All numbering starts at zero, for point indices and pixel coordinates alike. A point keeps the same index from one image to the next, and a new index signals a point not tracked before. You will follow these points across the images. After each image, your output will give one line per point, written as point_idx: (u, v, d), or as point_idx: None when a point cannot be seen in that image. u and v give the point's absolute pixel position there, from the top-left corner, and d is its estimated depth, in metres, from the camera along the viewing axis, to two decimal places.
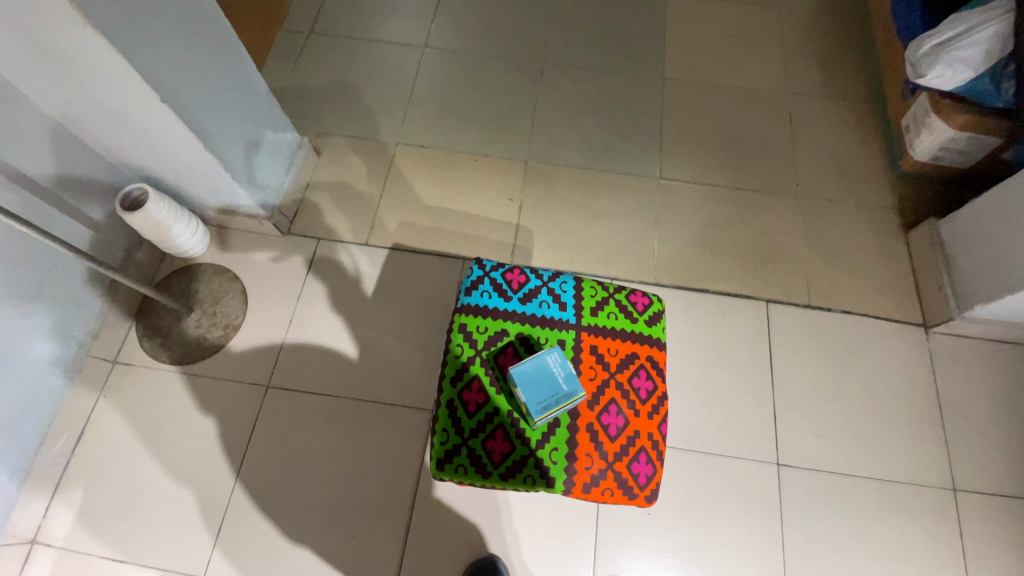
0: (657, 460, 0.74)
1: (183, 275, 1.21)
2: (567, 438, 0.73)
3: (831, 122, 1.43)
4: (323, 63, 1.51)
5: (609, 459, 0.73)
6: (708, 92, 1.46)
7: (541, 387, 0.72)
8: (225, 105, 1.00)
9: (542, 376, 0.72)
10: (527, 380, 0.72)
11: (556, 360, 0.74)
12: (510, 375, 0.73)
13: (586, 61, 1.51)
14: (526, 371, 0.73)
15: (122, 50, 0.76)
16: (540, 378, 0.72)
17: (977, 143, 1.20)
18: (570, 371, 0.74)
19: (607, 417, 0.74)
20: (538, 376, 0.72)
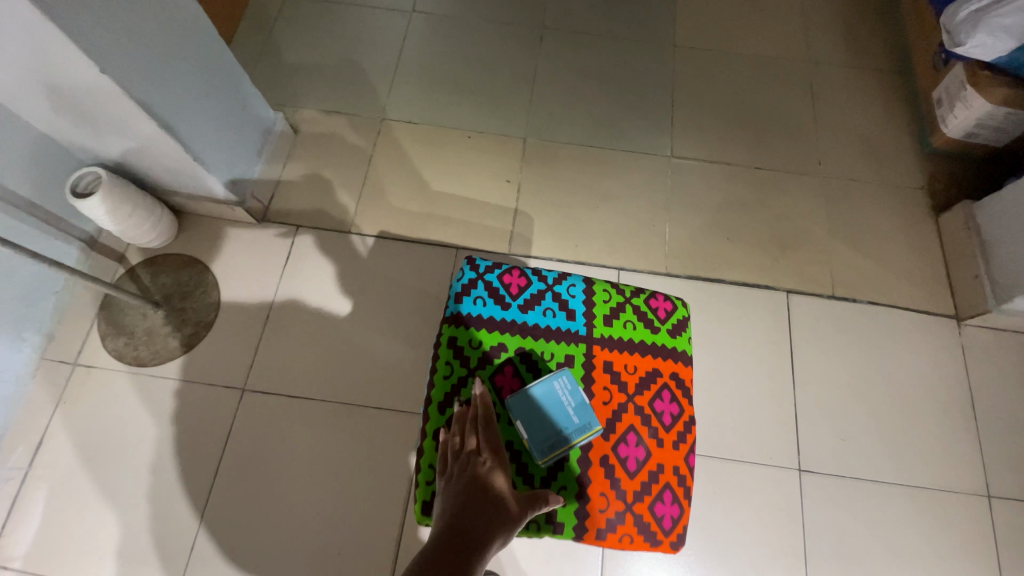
0: (683, 499, 0.65)
1: (148, 267, 1.11)
2: (578, 476, 0.65)
3: (855, 94, 1.31)
4: (299, 30, 1.37)
5: (628, 500, 0.65)
6: (722, 61, 1.34)
7: (549, 420, 0.64)
8: (183, 80, 0.88)
9: (550, 408, 0.65)
10: (531, 410, 0.65)
11: (564, 385, 0.66)
12: (512, 405, 0.65)
13: (590, 26, 1.38)
14: (530, 400, 0.65)
15: (53, 14, 0.65)
16: (547, 409, 0.65)
17: (1014, 119, 1.10)
18: (581, 400, 0.66)
19: (625, 449, 0.66)
20: (544, 406, 0.65)
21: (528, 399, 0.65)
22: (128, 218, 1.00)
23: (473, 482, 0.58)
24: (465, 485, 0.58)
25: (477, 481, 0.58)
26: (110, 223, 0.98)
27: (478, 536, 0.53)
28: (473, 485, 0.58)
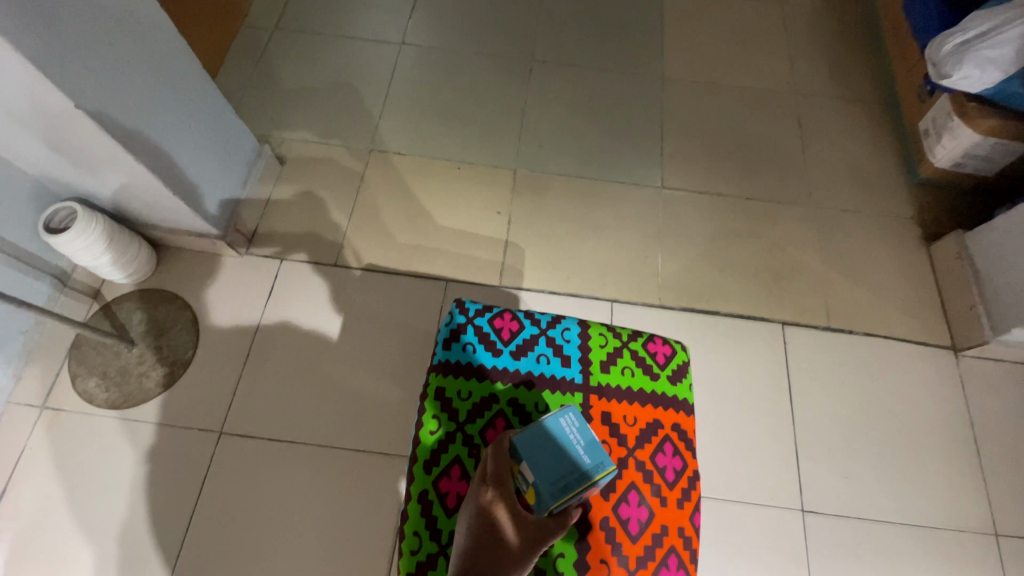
0: (690, 563, 0.61)
1: (125, 304, 1.06)
2: (576, 540, 0.61)
3: (841, 124, 1.33)
4: (287, 62, 1.37)
5: (631, 567, 0.61)
6: (710, 93, 1.35)
7: (559, 463, 0.58)
8: (165, 113, 0.85)
9: (557, 449, 0.58)
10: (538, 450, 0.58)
11: (571, 421, 0.60)
12: (514, 445, 0.58)
13: (579, 58, 1.39)
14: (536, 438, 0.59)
15: (24, 45, 0.62)
16: (554, 449, 0.58)
17: (1002, 149, 1.11)
18: (590, 437, 0.60)
19: (626, 509, 0.62)
20: (552, 446, 0.58)
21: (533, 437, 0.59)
22: (105, 245, 0.96)
23: (488, 516, 0.56)
24: (479, 516, 0.56)
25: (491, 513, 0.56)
26: (86, 254, 0.94)
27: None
28: (484, 517, 0.56)
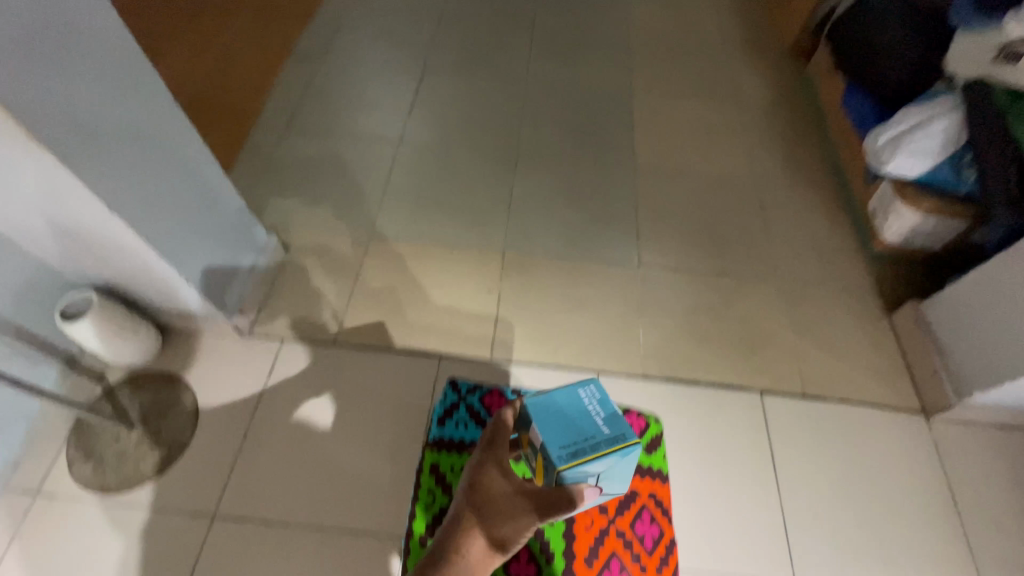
0: None
1: (128, 387, 1.09)
2: None
3: (799, 206, 1.47)
4: (295, 158, 1.50)
5: None
6: (678, 180, 1.50)
7: (578, 427, 0.69)
8: (181, 209, 0.96)
9: (577, 417, 0.70)
10: (555, 413, 0.71)
11: (590, 393, 0.73)
12: (541, 410, 0.71)
13: (560, 151, 1.54)
14: (556, 403, 0.72)
15: (64, 156, 0.72)
16: (574, 413, 0.71)
17: (943, 227, 1.24)
18: (608, 411, 0.71)
19: None
20: (572, 410, 0.71)
21: (555, 400, 0.72)
22: (106, 311, 1.00)
23: (488, 484, 0.71)
24: (479, 485, 0.71)
25: (490, 481, 0.71)
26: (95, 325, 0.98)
27: (492, 534, 0.68)
28: (484, 488, 0.71)
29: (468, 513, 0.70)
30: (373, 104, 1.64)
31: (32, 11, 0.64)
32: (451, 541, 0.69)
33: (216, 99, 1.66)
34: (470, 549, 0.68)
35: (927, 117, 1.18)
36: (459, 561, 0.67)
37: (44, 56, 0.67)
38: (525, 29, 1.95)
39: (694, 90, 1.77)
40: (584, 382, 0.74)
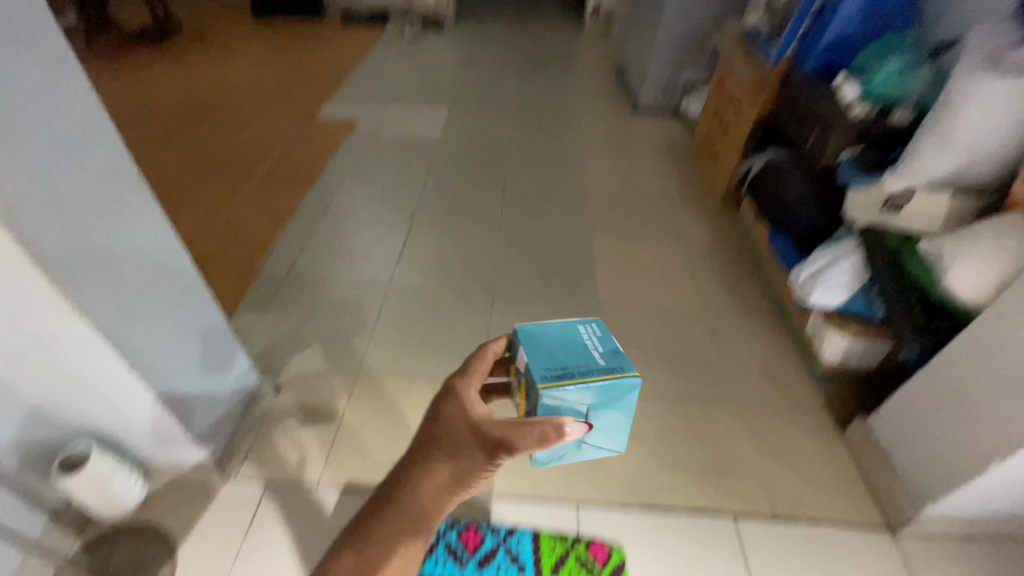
0: None
1: (111, 540, 1.12)
2: None
3: (747, 332, 1.65)
4: (291, 304, 1.65)
5: None
6: (638, 312, 1.68)
7: (576, 355, 0.76)
8: (190, 364, 1.09)
9: (575, 348, 0.77)
10: (552, 340, 0.78)
11: (592, 331, 0.81)
12: (540, 337, 0.78)
13: (531, 290, 1.74)
14: (559, 332, 0.80)
15: (99, 322, 0.87)
16: (572, 342, 0.79)
17: (873, 348, 1.41)
18: (609, 349, 0.78)
19: None
20: (572, 340, 0.79)
21: (554, 328, 0.81)
22: (101, 446, 1.05)
23: (453, 417, 0.72)
24: (443, 418, 0.73)
25: (456, 412, 0.72)
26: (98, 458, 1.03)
27: (457, 466, 0.70)
28: (450, 415, 0.72)
29: (432, 444, 0.71)
30: (366, 254, 1.86)
31: (100, 220, 0.82)
32: (411, 474, 0.71)
33: (224, 257, 1.86)
34: (432, 480, 0.70)
35: (835, 257, 1.42)
36: (419, 494, 0.69)
37: (103, 251, 0.84)
38: (500, 188, 2.29)
39: (646, 237, 2.06)
40: (587, 320, 0.83)
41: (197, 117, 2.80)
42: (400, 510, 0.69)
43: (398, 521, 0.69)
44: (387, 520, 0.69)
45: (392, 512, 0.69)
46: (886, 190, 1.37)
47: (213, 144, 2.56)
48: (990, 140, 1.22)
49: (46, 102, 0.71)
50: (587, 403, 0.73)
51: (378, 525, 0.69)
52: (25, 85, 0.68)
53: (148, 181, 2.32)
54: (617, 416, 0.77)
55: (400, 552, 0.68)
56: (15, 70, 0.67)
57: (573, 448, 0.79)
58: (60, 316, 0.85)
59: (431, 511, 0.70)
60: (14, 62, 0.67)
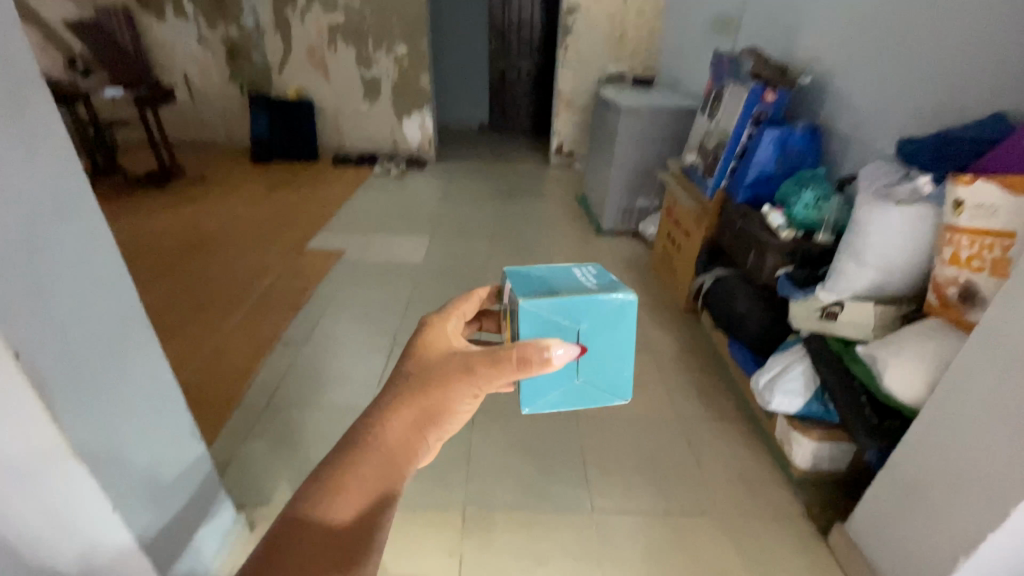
0: None
1: None
2: None
3: (722, 439, 1.70)
4: (272, 433, 1.67)
5: None
6: (616, 424, 1.74)
7: (566, 284, 0.85)
8: (165, 495, 1.05)
9: (569, 280, 0.87)
10: (541, 277, 0.87)
11: (589, 273, 0.90)
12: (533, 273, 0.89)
13: (511, 406, 1.80)
14: (549, 272, 0.90)
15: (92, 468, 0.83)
16: (562, 278, 0.88)
17: (839, 449, 1.47)
18: (604, 281, 0.87)
19: None
20: (562, 277, 0.88)
21: (544, 269, 0.91)
22: None
23: (426, 355, 0.70)
24: (416, 358, 0.70)
25: (430, 350, 0.71)
26: None
27: (431, 399, 0.66)
28: (426, 348, 0.71)
29: (404, 382, 0.67)
30: (348, 378, 1.92)
31: (97, 350, 0.85)
32: (378, 413, 0.65)
33: (205, 385, 1.90)
34: (403, 416, 0.65)
35: (787, 364, 1.56)
36: (387, 432, 0.64)
37: (96, 383, 0.85)
38: None
39: None
40: (575, 264, 0.93)
41: (192, 251, 2.98)
42: (364, 451, 0.62)
43: (357, 465, 0.61)
44: (347, 461, 0.61)
45: (354, 453, 0.62)
46: (819, 303, 1.54)
47: (205, 275, 2.71)
48: (897, 257, 1.39)
49: (67, 245, 0.78)
50: (574, 323, 0.80)
51: (334, 468, 0.60)
52: (48, 240, 0.75)
53: (152, 309, 2.41)
54: (605, 339, 0.83)
55: (357, 497, 0.59)
56: (50, 222, 0.75)
57: (564, 380, 0.85)
58: (60, 466, 0.79)
59: (404, 450, 0.64)
60: (52, 217, 0.75)
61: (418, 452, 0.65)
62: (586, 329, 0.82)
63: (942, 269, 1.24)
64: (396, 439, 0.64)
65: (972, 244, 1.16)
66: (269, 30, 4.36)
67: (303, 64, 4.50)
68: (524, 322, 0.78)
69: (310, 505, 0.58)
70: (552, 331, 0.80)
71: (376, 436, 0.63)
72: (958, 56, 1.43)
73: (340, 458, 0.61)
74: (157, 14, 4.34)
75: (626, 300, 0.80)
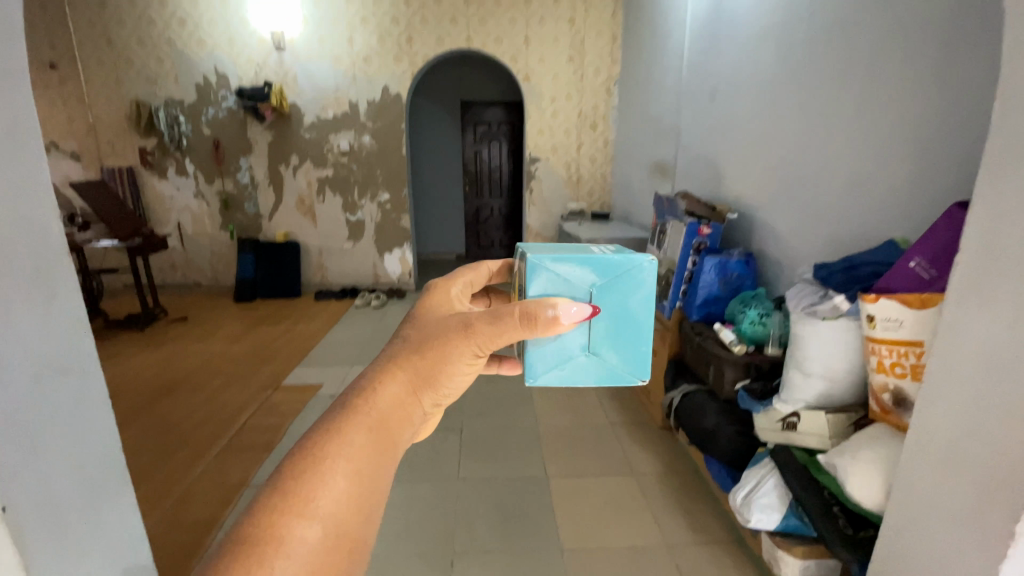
0: None
1: None
2: None
3: (709, 563, 1.69)
4: None
5: None
6: (602, 556, 1.72)
7: (579, 251, 0.90)
8: None
9: (583, 250, 0.91)
10: (553, 248, 0.94)
11: (602, 249, 0.95)
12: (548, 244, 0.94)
13: (493, 545, 1.78)
14: (561, 247, 0.96)
15: None
16: (575, 249, 0.94)
17: (824, 565, 1.46)
18: (615, 251, 0.91)
19: None
20: (577, 249, 0.94)
21: (557, 246, 0.97)
22: None
23: (425, 323, 0.74)
24: (415, 327, 0.74)
25: (429, 319, 0.75)
26: None
27: (430, 360, 0.69)
28: (426, 313, 0.76)
29: (404, 347, 0.71)
30: None
31: (81, 503, 0.85)
32: (377, 376, 0.67)
33: (167, 543, 1.80)
34: (403, 377, 0.68)
35: (759, 479, 1.59)
36: (387, 391, 0.66)
37: (77, 538, 0.84)
38: (456, 438, 2.45)
39: (598, 472, 2.18)
40: (588, 242, 1.00)
41: (166, 392, 2.96)
42: (364, 407, 0.63)
43: (358, 419, 0.61)
44: (347, 414, 0.61)
45: (354, 407, 0.62)
46: (778, 414, 1.63)
47: (176, 418, 2.66)
48: (838, 366, 1.52)
49: (68, 399, 0.83)
50: (586, 282, 0.85)
51: (334, 422, 0.60)
52: (52, 396, 0.80)
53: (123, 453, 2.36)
54: (618, 304, 0.86)
55: (358, 446, 0.59)
56: (58, 381, 0.81)
57: (575, 347, 0.87)
58: None
59: (401, 407, 0.66)
60: (62, 375, 0.82)
61: (417, 411, 0.69)
62: (599, 292, 0.85)
63: (874, 376, 1.36)
64: (395, 401, 0.66)
65: (891, 353, 1.29)
66: (262, 184, 4.82)
67: (292, 211, 4.90)
68: (534, 279, 0.83)
69: (308, 454, 0.56)
70: (564, 292, 0.84)
71: (377, 394, 0.65)
72: (845, 204, 1.74)
73: (340, 413, 0.61)
74: (160, 173, 4.78)
75: (639, 262, 0.85)
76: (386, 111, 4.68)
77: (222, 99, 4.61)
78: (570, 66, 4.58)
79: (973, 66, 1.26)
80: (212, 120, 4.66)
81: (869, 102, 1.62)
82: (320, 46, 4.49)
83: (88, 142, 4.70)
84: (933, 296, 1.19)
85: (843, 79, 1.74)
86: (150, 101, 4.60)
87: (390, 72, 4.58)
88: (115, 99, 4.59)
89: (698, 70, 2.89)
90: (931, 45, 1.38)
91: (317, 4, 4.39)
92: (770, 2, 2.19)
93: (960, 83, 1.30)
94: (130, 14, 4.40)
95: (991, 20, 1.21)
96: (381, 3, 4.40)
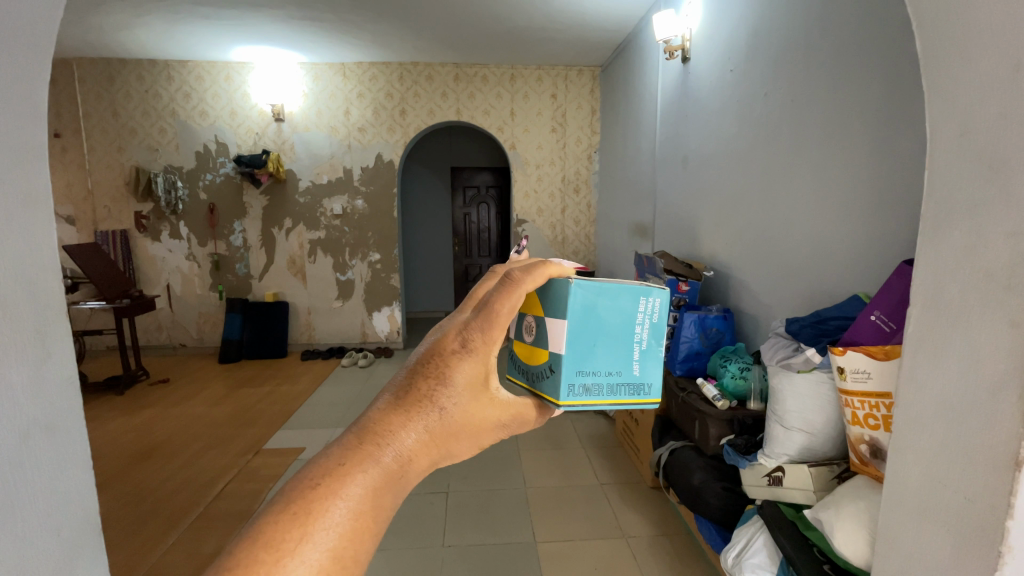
0: None
1: None
2: None
3: None
4: None
5: None
6: None
7: (612, 358, 0.77)
8: None
9: (619, 345, 0.77)
10: (599, 323, 0.76)
11: (646, 316, 0.78)
12: (589, 315, 0.75)
13: None
14: (614, 307, 0.76)
15: None
16: (622, 327, 0.77)
17: None
18: (649, 356, 0.79)
19: None
20: (624, 326, 0.77)
21: (611, 301, 0.76)
22: None
23: (471, 373, 0.50)
24: (458, 374, 0.49)
25: (474, 377, 0.50)
26: None
27: (458, 449, 0.50)
28: (469, 365, 0.50)
29: (434, 422, 0.48)
30: None
31: None
32: (389, 447, 0.46)
33: None
34: (421, 466, 0.48)
35: (749, 538, 1.56)
36: (400, 490, 0.46)
37: None
38: (441, 502, 2.40)
39: (587, 535, 2.12)
40: (650, 291, 0.77)
41: (142, 458, 2.86)
42: (362, 500, 0.43)
43: (354, 516, 0.42)
44: (352, 533, 0.41)
45: (359, 518, 0.42)
46: (763, 468, 1.63)
47: (153, 484, 2.57)
48: (814, 418, 1.55)
49: None
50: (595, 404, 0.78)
51: (318, 509, 0.41)
52: None
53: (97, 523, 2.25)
54: None
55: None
56: None
57: None
58: None
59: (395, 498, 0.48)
60: None
61: None
62: None
63: (850, 428, 1.39)
64: (402, 489, 0.46)
65: (862, 405, 1.33)
66: (254, 246, 4.92)
67: (283, 272, 4.97)
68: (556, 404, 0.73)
69: None
70: None
71: (379, 476, 0.44)
72: (811, 263, 1.85)
73: (330, 496, 0.42)
74: (153, 235, 4.85)
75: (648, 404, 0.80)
76: (378, 177, 4.90)
77: (220, 165, 4.80)
78: (553, 136, 4.89)
79: (906, 140, 1.40)
80: (209, 186, 4.81)
81: (823, 170, 1.77)
82: (318, 117, 4.76)
83: (84, 207, 4.79)
84: (894, 347, 1.26)
85: (797, 150, 1.90)
86: (150, 168, 4.75)
87: (384, 141, 4.84)
88: (115, 166, 4.75)
89: (670, 142, 3.12)
90: (871, 119, 1.54)
91: (316, 79, 4.70)
92: (729, 80, 2.41)
93: (898, 151, 1.44)
94: (138, 89, 4.65)
95: (914, 99, 1.38)
96: (377, 80, 4.73)
